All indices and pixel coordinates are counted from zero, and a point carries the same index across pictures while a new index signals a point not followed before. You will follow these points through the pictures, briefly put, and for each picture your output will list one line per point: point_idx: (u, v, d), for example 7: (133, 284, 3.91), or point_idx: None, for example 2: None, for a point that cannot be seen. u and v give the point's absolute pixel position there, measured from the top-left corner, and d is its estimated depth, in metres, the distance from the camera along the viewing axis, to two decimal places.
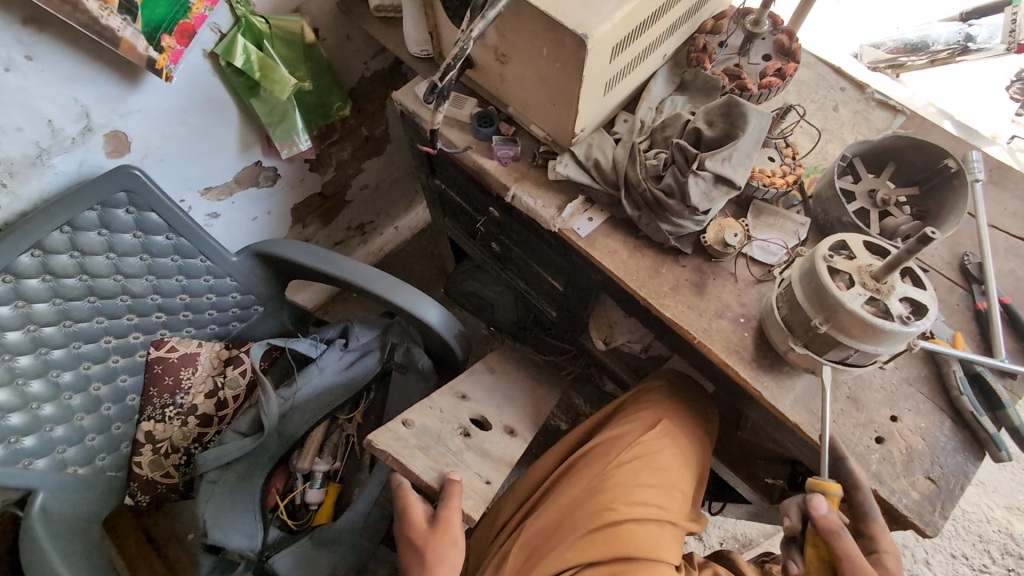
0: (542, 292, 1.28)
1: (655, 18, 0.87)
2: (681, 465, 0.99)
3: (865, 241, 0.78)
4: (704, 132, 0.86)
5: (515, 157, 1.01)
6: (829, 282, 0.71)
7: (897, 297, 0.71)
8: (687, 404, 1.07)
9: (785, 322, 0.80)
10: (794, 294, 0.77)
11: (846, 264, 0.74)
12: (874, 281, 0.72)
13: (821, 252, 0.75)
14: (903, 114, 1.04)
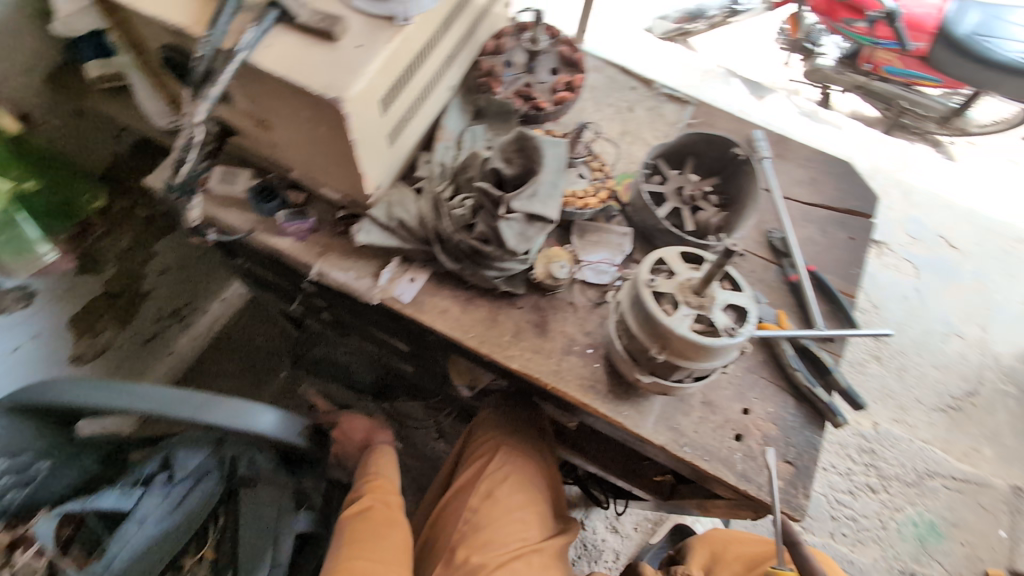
0: (392, 351, 1.16)
1: (424, 56, 0.77)
2: (529, 489, 0.97)
3: (680, 252, 0.77)
4: (504, 170, 0.79)
5: (313, 229, 0.88)
6: (655, 311, 0.69)
7: (719, 308, 0.71)
8: (518, 420, 1.04)
9: (627, 352, 0.77)
10: (628, 324, 0.75)
11: (668, 284, 0.72)
12: (695, 297, 0.71)
13: (641, 278, 0.73)
14: (691, 105, 1.08)
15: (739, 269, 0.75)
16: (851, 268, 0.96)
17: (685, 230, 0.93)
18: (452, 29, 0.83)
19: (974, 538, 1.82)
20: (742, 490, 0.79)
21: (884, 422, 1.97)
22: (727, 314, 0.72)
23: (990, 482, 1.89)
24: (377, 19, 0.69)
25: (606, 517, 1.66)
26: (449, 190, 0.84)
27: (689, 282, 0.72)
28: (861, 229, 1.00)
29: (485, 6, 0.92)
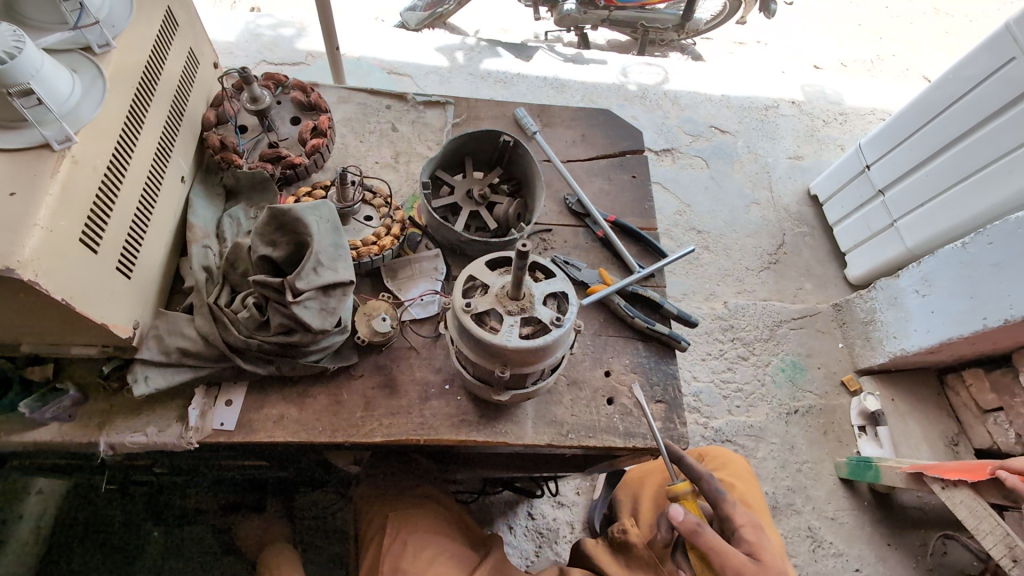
0: (253, 470, 1.03)
1: (121, 165, 0.65)
2: (436, 539, 0.95)
3: (487, 262, 0.76)
4: (274, 253, 0.70)
5: (79, 401, 0.72)
6: (482, 336, 0.68)
7: (540, 304, 0.72)
8: (394, 482, 1.04)
9: (478, 378, 0.75)
10: (466, 354, 0.73)
11: (486, 302, 0.71)
12: (515, 303, 0.71)
13: (458, 306, 0.71)
14: (450, 104, 1.06)
15: (545, 257, 0.76)
16: (643, 203, 1.03)
17: (489, 230, 0.92)
18: (148, 119, 0.70)
19: (826, 359, 2.15)
20: (631, 446, 0.82)
21: (730, 297, 2.25)
22: (549, 305, 0.73)
23: (819, 309, 2.24)
24: (28, 152, 0.55)
25: (546, 499, 1.68)
26: (226, 292, 0.73)
27: (504, 290, 0.72)
28: (638, 165, 1.07)
29: (184, 77, 0.80)
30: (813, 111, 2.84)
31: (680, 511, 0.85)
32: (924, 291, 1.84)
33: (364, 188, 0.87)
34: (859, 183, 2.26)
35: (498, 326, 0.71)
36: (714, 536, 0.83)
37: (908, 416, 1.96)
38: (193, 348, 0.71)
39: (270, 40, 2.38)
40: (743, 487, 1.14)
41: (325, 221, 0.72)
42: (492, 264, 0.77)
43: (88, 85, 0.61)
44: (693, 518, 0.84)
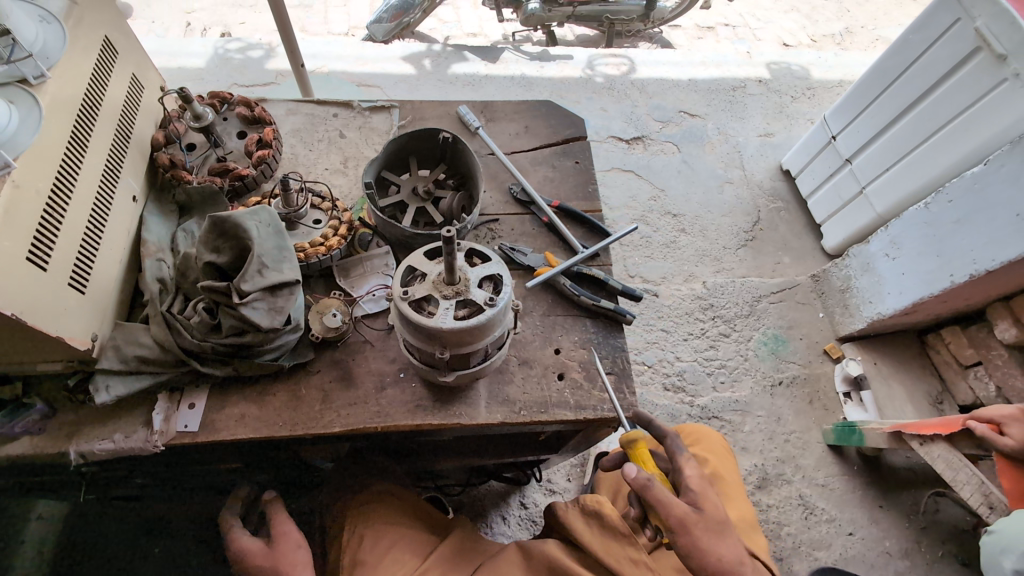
0: (232, 476, 1.07)
1: (65, 188, 0.69)
2: (394, 528, 1.03)
3: (426, 251, 0.80)
4: (219, 260, 0.74)
5: (49, 414, 0.76)
6: (418, 320, 0.72)
7: (474, 287, 0.75)
8: (355, 480, 1.11)
9: (425, 363, 0.80)
10: (409, 339, 0.77)
11: (423, 289, 0.75)
12: (450, 287, 0.75)
13: (396, 294, 0.75)
14: (395, 108, 1.10)
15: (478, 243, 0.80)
16: (587, 187, 1.07)
17: (436, 223, 0.96)
18: (91, 144, 0.74)
19: (808, 329, 2.16)
20: (582, 418, 0.86)
21: (709, 277, 2.27)
22: (485, 288, 0.77)
23: (797, 281, 2.26)
24: None
25: (538, 487, 1.70)
26: (179, 301, 0.78)
27: (439, 277, 0.76)
28: (581, 151, 1.11)
29: (128, 102, 0.84)
30: (780, 88, 2.88)
31: (632, 467, 0.84)
32: (894, 254, 1.87)
33: (313, 193, 0.92)
34: (827, 155, 2.29)
35: (435, 310, 0.75)
36: (661, 490, 0.83)
37: (891, 377, 1.99)
38: (152, 356, 0.75)
39: (239, 63, 2.42)
40: (717, 462, 1.09)
41: (265, 226, 0.76)
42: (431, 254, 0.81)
43: (25, 114, 0.65)
44: (644, 473, 0.83)
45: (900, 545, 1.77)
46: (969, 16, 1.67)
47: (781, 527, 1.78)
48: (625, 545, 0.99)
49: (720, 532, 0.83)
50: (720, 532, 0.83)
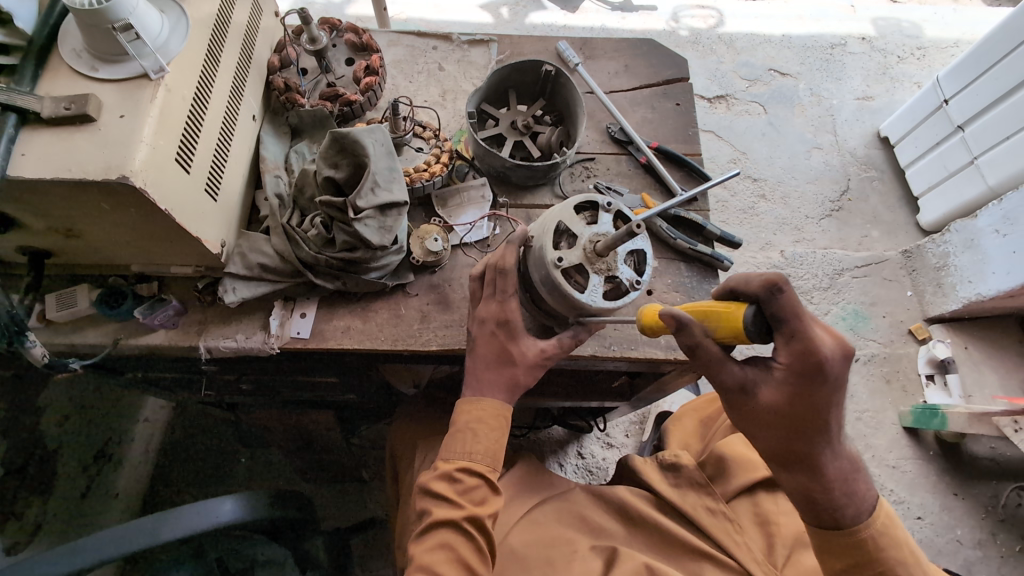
0: (320, 391, 1.13)
1: (206, 96, 0.73)
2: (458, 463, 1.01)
3: (572, 205, 0.75)
4: (337, 177, 0.78)
5: (180, 312, 0.83)
6: (572, 296, 0.71)
7: (622, 263, 0.73)
8: (425, 413, 1.10)
9: (545, 309, 0.82)
10: (544, 296, 0.77)
11: (574, 256, 0.73)
12: (601, 261, 0.73)
13: (549, 260, 0.72)
14: (493, 42, 1.09)
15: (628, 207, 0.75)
16: (686, 131, 1.03)
17: (534, 158, 0.95)
18: (223, 59, 0.78)
19: (892, 307, 2.01)
20: (672, 358, 0.87)
21: (788, 247, 2.14)
22: (628, 263, 0.75)
23: (886, 256, 2.10)
24: (131, 80, 0.65)
25: (596, 438, 1.72)
26: (296, 216, 0.82)
27: (592, 248, 0.73)
28: (682, 93, 1.07)
29: (250, 24, 0.87)
30: (886, 47, 2.63)
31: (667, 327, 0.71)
32: (1005, 230, 1.70)
33: (417, 123, 0.94)
34: (936, 120, 2.06)
35: (584, 281, 0.74)
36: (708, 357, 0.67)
37: (983, 364, 1.85)
38: (272, 264, 0.81)
39: (322, 8, 2.39)
40: None
41: (379, 145, 0.78)
42: (576, 207, 0.77)
43: (173, 22, 0.70)
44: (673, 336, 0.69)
45: (974, 535, 1.67)
46: None
47: None
48: (701, 495, 0.98)
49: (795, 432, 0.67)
50: (799, 430, 0.66)
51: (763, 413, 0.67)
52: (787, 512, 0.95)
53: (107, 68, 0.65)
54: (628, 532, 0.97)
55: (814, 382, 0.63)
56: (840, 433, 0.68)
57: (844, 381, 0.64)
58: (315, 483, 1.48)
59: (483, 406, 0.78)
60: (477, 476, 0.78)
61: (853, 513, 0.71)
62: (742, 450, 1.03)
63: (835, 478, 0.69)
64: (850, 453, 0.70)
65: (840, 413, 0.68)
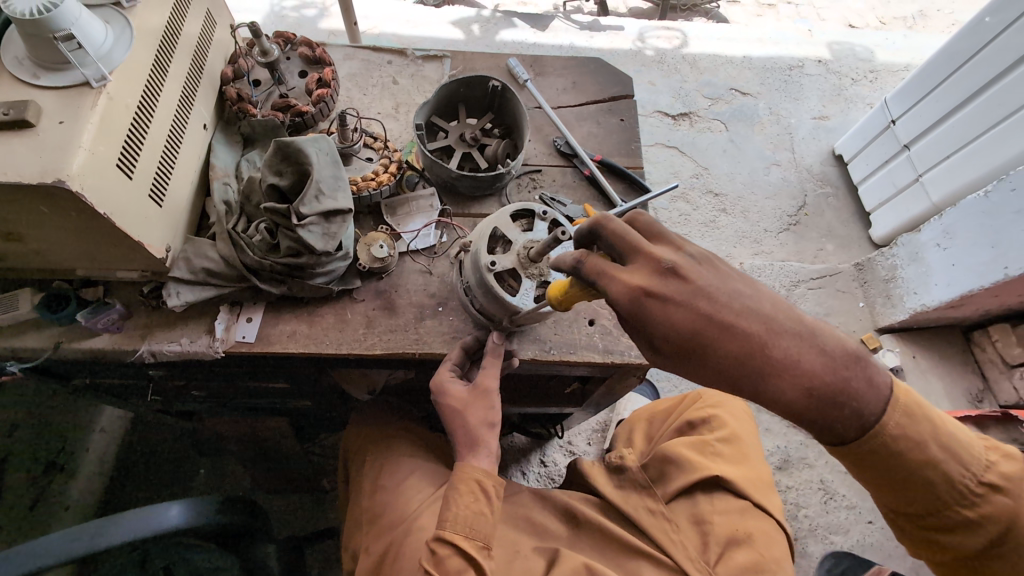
0: (275, 397, 1.14)
1: (151, 104, 0.75)
2: (411, 460, 1.01)
3: (508, 213, 0.80)
4: (281, 184, 0.80)
5: (124, 316, 0.84)
6: (503, 297, 0.75)
7: (554, 269, 0.77)
8: (378, 418, 1.11)
9: (483, 313, 0.85)
10: (480, 299, 0.80)
11: (508, 260, 0.76)
12: (534, 267, 0.77)
13: (481, 264, 0.76)
14: (447, 58, 1.13)
15: (562, 215, 0.79)
16: (629, 145, 1.09)
17: (481, 169, 0.99)
18: (171, 69, 0.81)
19: (845, 317, 2.08)
20: (610, 361, 0.90)
21: (747, 259, 2.21)
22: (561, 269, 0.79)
23: (839, 268, 2.17)
24: (73, 88, 0.67)
25: (559, 446, 1.74)
26: (242, 222, 0.84)
27: (524, 253, 0.77)
28: (627, 109, 1.12)
29: (202, 36, 0.89)
30: (841, 69, 2.75)
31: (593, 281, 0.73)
32: (945, 244, 1.78)
33: (367, 133, 0.98)
34: (884, 139, 2.17)
35: (517, 285, 0.78)
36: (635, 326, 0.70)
37: (930, 372, 1.94)
38: (217, 269, 0.83)
39: (295, 21, 2.36)
40: (736, 425, 1.10)
41: (323, 154, 0.81)
42: (513, 215, 0.81)
43: (118, 33, 0.72)
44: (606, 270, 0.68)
45: None
46: None
47: (797, 509, 1.64)
48: (643, 496, 1.01)
49: (709, 363, 0.61)
50: (710, 355, 0.60)
51: (671, 352, 0.63)
52: (723, 511, 0.97)
53: (49, 76, 0.67)
54: (572, 533, 0.99)
55: (653, 302, 0.62)
56: (773, 335, 0.59)
57: (694, 290, 0.62)
58: (274, 492, 1.47)
59: (466, 473, 0.83)
60: (451, 543, 0.80)
61: (864, 408, 0.59)
62: (687, 451, 1.04)
63: (806, 384, 0.57)
64: (813, 345, 0.59)
65: (748, 313, 0.60)
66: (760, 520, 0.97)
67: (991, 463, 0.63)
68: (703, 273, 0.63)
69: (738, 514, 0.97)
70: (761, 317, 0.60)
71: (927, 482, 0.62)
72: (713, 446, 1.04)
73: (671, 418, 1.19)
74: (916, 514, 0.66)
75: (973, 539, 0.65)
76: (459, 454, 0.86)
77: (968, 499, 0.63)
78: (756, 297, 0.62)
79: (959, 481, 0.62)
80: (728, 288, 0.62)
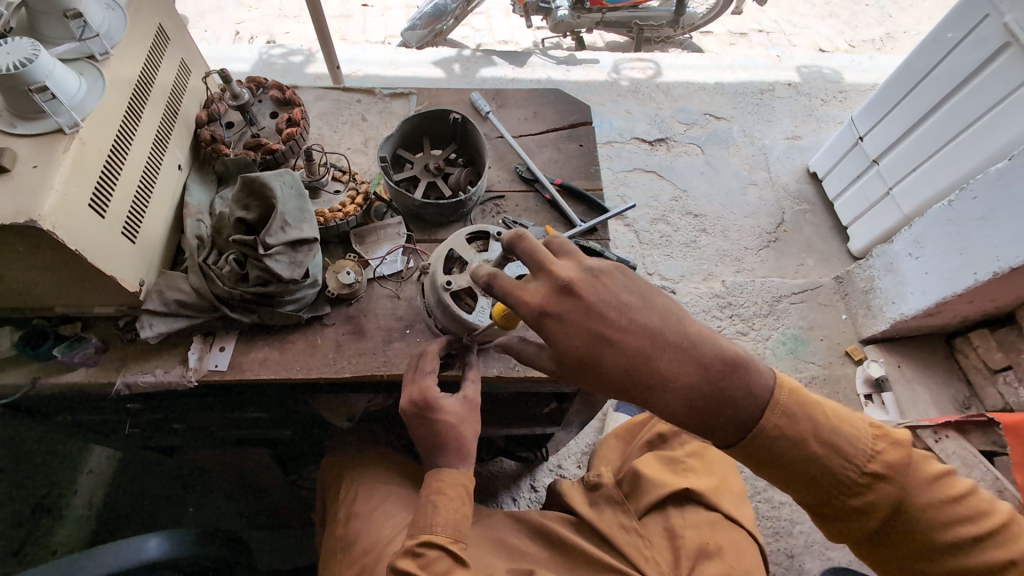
0: (256, 427, 1.16)
1: (123, 148, 0.80)
2: (387, 484, 1.03)
3: (466, 236, 0.86)
4: (247, 219, 0.85)
5: (100, 350, 0.87)
6: (459, 314, 0.80)
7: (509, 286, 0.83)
8: (355, 444, 1.12)
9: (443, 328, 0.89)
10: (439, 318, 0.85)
11: (464, 280, 0.82)
12: None
13: (438, 283, 0.81)
14: (413, 95, 1.19)
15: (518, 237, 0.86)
16: (588, 169, 1.14)
17: (445, 197, 1.03)
18: (145, 115, 0.86)
19: (828, 330, 2.10)
20: None
21: (729, 276, 2.23)
22: None
23: (820, 282, 2.20)
24: (47, 135, 0.71)
25: (549, 470, 1.73)
26: (213, 254, 0.88)
27: (480, 273, 0.82)
28: (586, 135, 1.18)
29: (176, 84, 0.96)
30: (810, 91, 2.85)
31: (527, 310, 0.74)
32: (917, 253, 1.81)
33: (334, 168, 1.03)
34: (853, 156, 2.24)
35: (474, 303, 0.83)
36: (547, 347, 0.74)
37: (916, 381, 1.94)
38: (189, 300, 0.87)
39: (282, 68, 2.46)
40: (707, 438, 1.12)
41: (288, 188, 0.86)
42: (470, 237, 0.88)
43: (91, 83, 0.77)
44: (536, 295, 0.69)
45: None
46: (998, 12, 1.63)
47: (792, 525, 1.62)
48: (617, 511, 1.02)
49: (602, 375, 0.67)
50: (602, 368, 0.66)
51: (572, 367, 0.69)
52: (694, 524, 0.97)
53: (25, 124, 0.72)
54: (546, 551, 0.99)
55: (551, 321, 0.68)
56: (657, 349, 0.65)
57: (586, 308, 0.67)
58: (261, 529, 1.45)
59: (442, 478, 0.83)
60: (438, 547, 0.79)
61: (742, 413, 0.66)
62: (656, 468, 1.05)
63: (687, 394, 0.65)
64: (692, 357, 0.65)
65: (635, 329, 0.66)
66: (731, 532, 0.96)
67: (876, 453, 0.68)
68: (594, 289, 0.68)
69: (710, 527, 0.96)
70: (647, 332, 0.66)
71: (808, 473, 0.68)
72: (683, 460, 1.05)
73: (644, 432, 1.21)
74: (813, 504, 0.71)
75: (869, 523, 0.70)
76: (435, 458, 0.85)
77: (854, 488, 0.68)
78: (644, 309, 0.67)
79: (842, 472, 0.67)
80: (617, 304, 0.67)
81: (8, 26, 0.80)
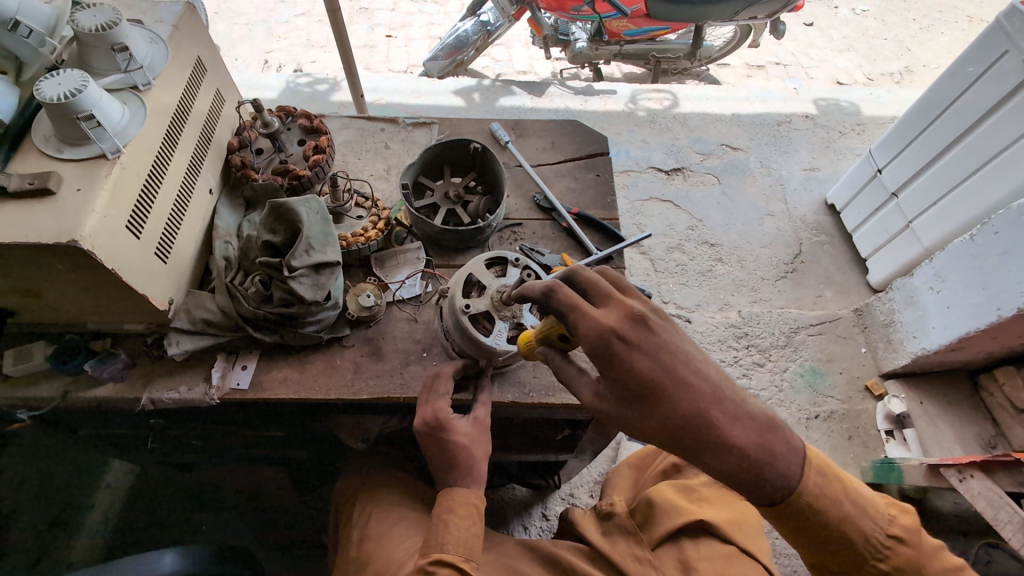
0: (271, 446, 1.17)
1: (159, 174, 0.84)
2: (399, 507, 1.03)
3: (485, 260, 0.89)
4: (274, 242, 0.87)
5: (129, 365, 0.90)
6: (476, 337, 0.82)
7: (526, 312, 0.86)
8: (367, 465, 1.12)
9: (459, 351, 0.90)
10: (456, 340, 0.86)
11: (482, 304, 0.84)
12: (506, 311, 0.84)
13: (456, 307, 0.83)
14: (435, 124, 1.23)
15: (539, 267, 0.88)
16: (604, 198, 1.16)
17: (464, 224, 1.06)
18: (181, 142, 0.91)
19: (848, 363, 2.07)
20: None
21: (745, 307, 2.21)
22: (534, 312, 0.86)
23: (839, 314, 2.17)
24: (90, 160, 0.76)
25: (561, 499, 1.69)
26: (240, 275, 0.91)
27: (498, 297, 0.84)
28: (602, 165, 1.20)
29: (211, 112, 1.01)
30: (828, 123, 2.86)
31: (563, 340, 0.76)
32: (939, 287, 1.78)
33: (357, 195, 1.06)
34: (872, 188, 2.24)
35: (491, 326, 0.84)
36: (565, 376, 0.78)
37: (940, 418, 1.89)
38: (215, 319, 0.89)
39: (308, 96, 2.55)
40: None
41: (313, 213, 0.89)
42: (488, 264, 0.90)
43: (133, 111, 0.82)
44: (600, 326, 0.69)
45: None
46: (1017, 48, 1.63)
47: None
48: (630, 542, 1.00)
49: (655, 414, 0.68)
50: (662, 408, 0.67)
51: (621, 401, 0.70)
52: (707, 557, 0.94)
53: (70, 149, 0.76)
54: None
55: (625, 346, 0.68)
56: (717, 399, 0.67)
57: (660, 347, 0.68)
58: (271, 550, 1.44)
59: (455, 498, 0.83)
60: (450, 568, 0.78)
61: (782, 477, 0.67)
62: (670, 495, 1.04)
63: (740, 450, 0.66)
64: (745, 412, 0.68)
65: (699, 375, 0.68)
66: (745, 568, 0.93)
67: (892, 517, 0.72)
68: (667, 332, 0.70)
69: (724, 559, 0.94)
70: (711, 381, 0.68)
71: (829, 526, 0.70)
72: (698, 490, 1.04)
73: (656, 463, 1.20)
74: (822, 557, 0.73)
75: None
76: (449, 479, 0.86)
77: (874, 550, 0.71)
78: (706, 362, 0.71)
79: (864, 531, 0.70)
80: (685, 351, 0.70)
81: (60, 58, 0.86)
